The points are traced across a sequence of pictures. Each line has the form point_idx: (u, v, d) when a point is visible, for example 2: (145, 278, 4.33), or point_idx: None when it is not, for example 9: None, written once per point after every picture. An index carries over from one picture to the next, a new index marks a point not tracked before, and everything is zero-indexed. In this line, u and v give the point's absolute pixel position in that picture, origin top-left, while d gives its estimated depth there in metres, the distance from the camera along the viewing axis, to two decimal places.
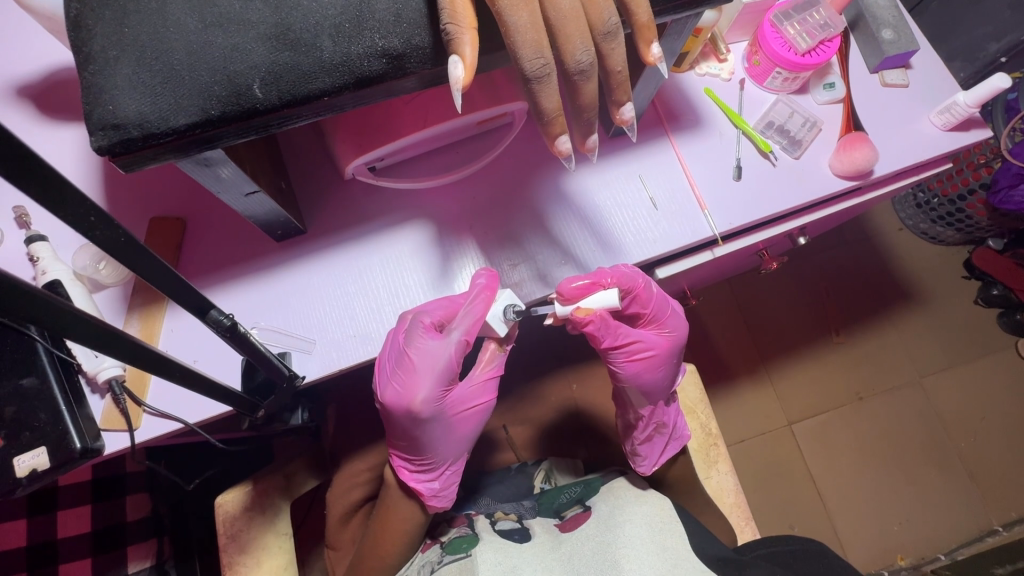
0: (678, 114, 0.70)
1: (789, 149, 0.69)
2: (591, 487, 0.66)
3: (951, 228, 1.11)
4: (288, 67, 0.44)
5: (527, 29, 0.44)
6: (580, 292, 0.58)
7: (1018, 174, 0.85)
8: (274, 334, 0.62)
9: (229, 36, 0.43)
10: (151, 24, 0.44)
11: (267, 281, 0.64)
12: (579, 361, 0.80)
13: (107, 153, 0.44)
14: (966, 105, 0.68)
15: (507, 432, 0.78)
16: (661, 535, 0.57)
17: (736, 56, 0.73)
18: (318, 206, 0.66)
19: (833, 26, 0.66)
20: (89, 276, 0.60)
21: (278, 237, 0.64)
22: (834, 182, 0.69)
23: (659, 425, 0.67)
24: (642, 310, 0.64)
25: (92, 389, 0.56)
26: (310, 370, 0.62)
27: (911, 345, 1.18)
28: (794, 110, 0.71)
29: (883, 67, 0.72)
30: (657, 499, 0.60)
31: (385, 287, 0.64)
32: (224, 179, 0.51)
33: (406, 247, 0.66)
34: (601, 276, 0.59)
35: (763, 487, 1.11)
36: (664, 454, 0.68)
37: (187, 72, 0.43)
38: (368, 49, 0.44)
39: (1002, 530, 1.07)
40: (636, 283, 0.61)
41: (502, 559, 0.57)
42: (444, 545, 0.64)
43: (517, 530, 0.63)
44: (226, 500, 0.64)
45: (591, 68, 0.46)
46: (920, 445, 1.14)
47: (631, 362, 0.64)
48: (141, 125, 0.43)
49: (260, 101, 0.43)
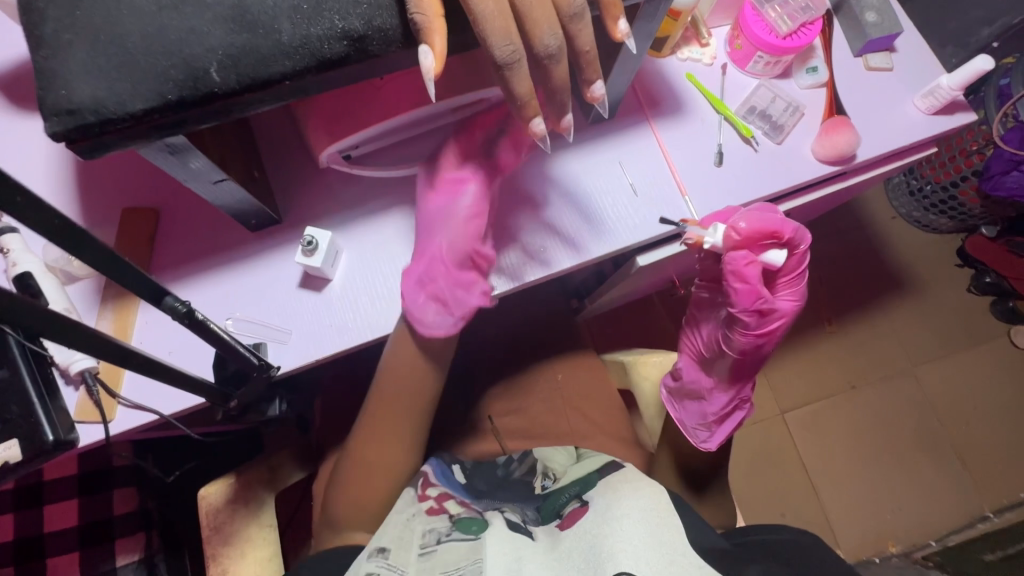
0: (658, 99, 0.57)
1: (772, 134, 0.56)
2: (586, 476, 0.54)
3: (945, 216, 1.02)
4: (249, 50, 0.34)
5: (494, 16, 0.35)
6: (749, 234, 0.50)
7: (1011, 160, 0.74)
8: (249, 325, 0.52)
9: (185, 14, 0.34)
10: (105, 5, 0.34)
11: (233, 277, 0.53)
12: (562, 349, 0.70)
13: (64, 142, 0.35)
14: (950, 87, 0.55)
15: (494, 423, 0.67)
16: (659, 524, 0.45)
17: (718, 41, 0.59)
18: (284, 187, 0.55)
19: (816, 8, 0.55)
20: (63, 268, 0.49)
21: (252, 227, 0.53)
22: (811, 168, 0.56)
23: (738, 400, 0.59)
24: (797, 271, 0.54)
25: (64, 380, 0.46)
26: (286, 360, 0.51)
27: (907, 332, 1.09)
28: (776, 95, 0.58)
29: (867, 49, 0.58)
30: (652, 487, 0.49)
31: (360, 280, 0.53)
32: (192, 168, 0.43)
33: (391, 232, 0.55)
34: (782, 225, 0.50)
35: (755, 468, 1.03)
36: (729, 433, 0.58)
37: (141, 55, 0.34)
38: (328, 31, 0.35)
39: (994, 517, 1.01)
40: (802, 242, 0.52)
41: (511, 552, 0.46)
42: (451, 517, 0.51)
43: (516, 525, 0.51)
44: (208, 492, 0.53)
45: (562, 53, 0.37)
46: (911, 434, 1.06)
47: (753, 335, 0.54)
48: (96, 110, 0.34)
49: (218, 87, 0.34)
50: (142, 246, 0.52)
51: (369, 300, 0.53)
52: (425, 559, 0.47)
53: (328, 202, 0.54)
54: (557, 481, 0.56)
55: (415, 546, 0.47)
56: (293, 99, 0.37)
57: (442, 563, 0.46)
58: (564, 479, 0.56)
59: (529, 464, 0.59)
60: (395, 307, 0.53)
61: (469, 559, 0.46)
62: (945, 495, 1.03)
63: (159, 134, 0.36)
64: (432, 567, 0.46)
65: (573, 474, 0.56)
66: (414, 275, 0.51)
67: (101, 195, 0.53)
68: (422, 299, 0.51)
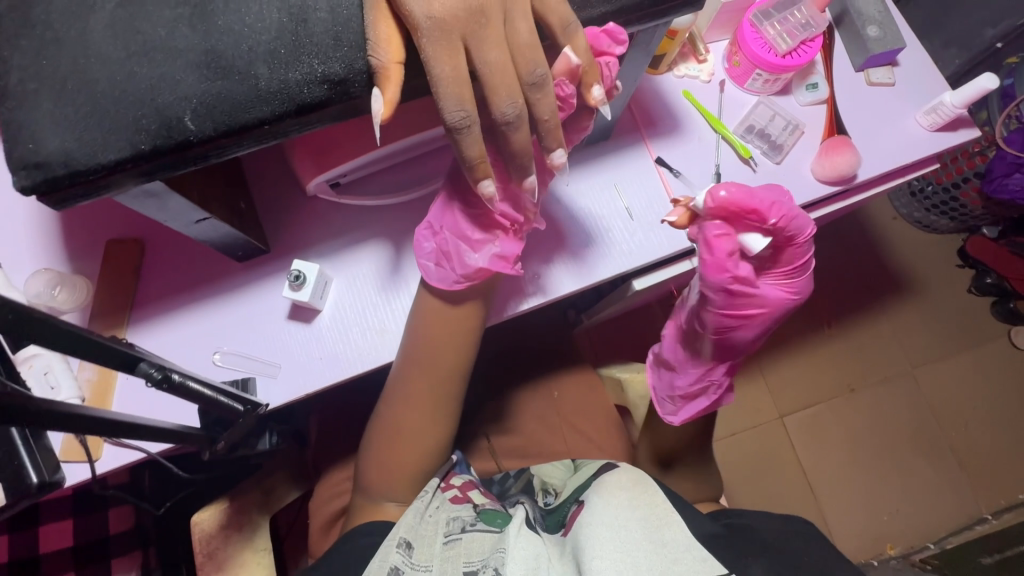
0: (654, 119, 0.54)
1: (770, 154, 0.54)
2: (584, 483, 0.50)
3: (946, 218, 0.96)
4: (223, 97, 0.34)
5: (450, 79, 0.34)
6: (727, 205, 0.42)
7: (1013, 162, 0.73)
8: (237, 358, 0.49)
9: (155, 64, 0.34)
10: (73, 58, 0.34)
11: (214, 308, 0.50)
12: (556, 358, 0.65)
13: (35, 195, 0.34)
14: (953, 105, 0.52)
15: (490, 442, 0.62)
16: (658, 526, 0.41)
17: (715, 57, 0.56)
18: (276, 218, 0.52)
19: (817, 26, 0.51)
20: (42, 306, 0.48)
21: (239, 258, 0.50)
22: (812, 189, 0.54)
23: (710, 383, 0.53)
24: (796, 262, 0.46)
25: None
26: (275, 396, 0.48)
27: (906, 340, 1.03)
28: (776, 112, 0.55)
29: (869, 63, 0.56)
30: (645, 487, 0.44)
31: (354, 311, 0.50)
32: (168, 208, 0.40)
33: (372, 265, 0.51)
34: (768, 207, 0.42)
35: (750, 478, 0.97)
36: (693, 413, 0.54)
37: (109, 105, 0.33)
38: (306, 76, 0.34)
39: (992, 518, 0.95)
40: (801, 232, 0.44)
41: (529, 547, 0.41)
42: (477, 505, 0.48)
43: (503, 514, 0.47)
44: (201, 518, 0.51)
45: (522, 121, 0.36)
46: (909, 431, 1.00)
47: (723, 317, 0.47)
48: (65, 163, 0.33)
49: (194, 133, 0.33)
50: (127, 283, 0.49)
51: (372, 325, 0.50)
52: (448, 550, 0.43)
53: (319, 223, 0.52)
54: (559, 494, 0.53)
55: (439, 538, 0.44)
56: (275, 139, 0.36)
57: (464, 554, 0.43)
58: (569, 491, 0.52)
59: (527, 479, 0.57)
60: (397, 327, 0.50)
61: (491, 548, 0.42)
62: (941, 495, 0.98)
63: (142, 180, 0.35)
64: (454, 559, 0.42)
65: (579, 481, 0.52)
66: (430, 225, 0.46)
67: (78, 229, 0.51)
68: (429, 258, 0.46)
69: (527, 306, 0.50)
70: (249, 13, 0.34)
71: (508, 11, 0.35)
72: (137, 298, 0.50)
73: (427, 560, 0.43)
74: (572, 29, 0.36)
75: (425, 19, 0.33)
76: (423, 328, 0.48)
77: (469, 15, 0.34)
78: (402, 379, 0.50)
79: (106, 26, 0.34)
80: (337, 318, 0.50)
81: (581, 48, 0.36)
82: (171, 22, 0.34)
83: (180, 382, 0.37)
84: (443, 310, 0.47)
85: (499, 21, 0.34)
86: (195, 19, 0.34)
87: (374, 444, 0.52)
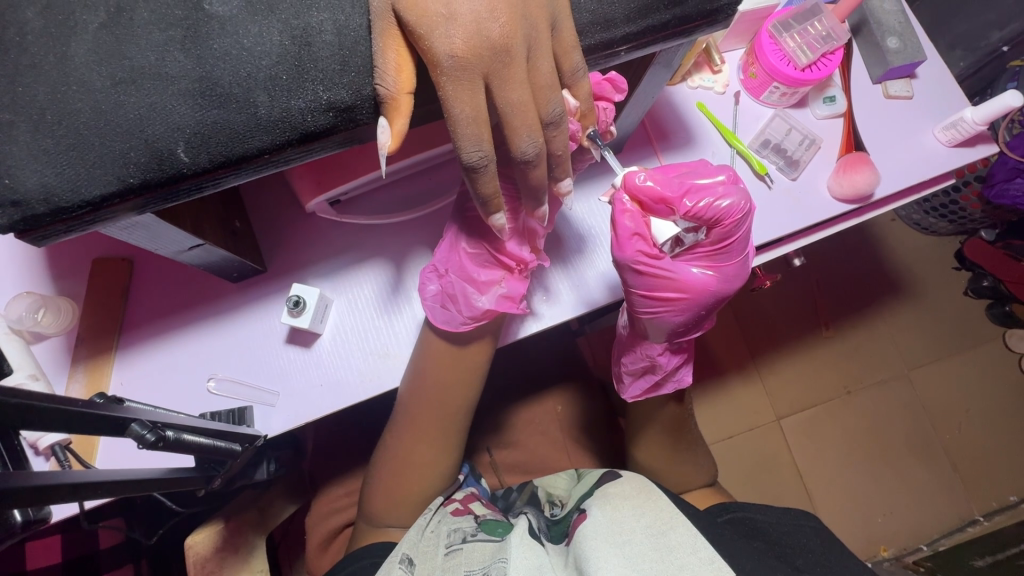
0: (668, 131, 0.67)
1: (786, 170, 0.66)
2: (585, 492, 0.61)
3: (944, 220, 1.03)
4: (218, 126, 0.36)
5: (470, 120, 0.37)
6: (643, 190, 0.52)
7: (1014, 168, 0.80)
8: (232, 386, 0.58)
9: (146, 93, 0.35)
10: (49, 80, 0.35)
11: (200, 333, 0.59)
12: (541, 380, 0.80)
13: (11, 231, 0.35)
14: (972, 121, 0.63)
15: (492, 456, 0.78)
16: (666, 532, 0.50)
17: (730, 66, 0.69)
18: (272, 239, 0.62)
19: (836, 39, 0.62)
20: (28, 329, 0.56)
21: (235, 278, 0.60)
22: (834, 205, 0.65)
23: (655, 364, 0.66)
24: (722, 243, 0.54)
25: (36, 453, 0.55)
26: (273, 426, 0.58)
27: (898, 336, 1.11)
28: (791, 126, 0.68)
29: (888, 77, 0.69)
30: (656, 501, 0.54)
31: (355, 330, 0.60)
32: (162, 237, 0.47)
33: (372, 288, 0.61)
34: (676, 197, 0.51)
35: (755, 478, 1.06)
36: (646, 391, 0.69)
37: (93, 137, 0.35)
38: (311, 104, 0.37)
39: (983, 521, 1.03)
40: (721, 217, 0.51)
41: (530, 557, 0.51)
42: (477, 520, 0.61)
43: (501, 524, 0.60)
44: (196, 541, 0.58)
45: (538, 159, 0.41)
46: (909, 436, 1.08)
47: (650, 298, 0.57)
48: (46, 200, 0.35)
49: (188, 167, 0.36)
50: (117, 302, 0.58)
51: (374, 348, 0.60)
52: (451, 558, 0.54)
53: (322, 244, 0.62)
54: (564, 505, 0.65)
55: (442, 550, 0.56)
56: (276, 167, 0.39)
57: (465, 562, 0.53)
58: (572, 504, 0.63)
59: (529, 492, 0.70)
60: (401, 351, 0.61)
61: (491, 557, 0.53)
62: (937, 499, 1.06)
63: (134, 213, 0.38)
64: (458, 563, 0.53)
65: (576, 497, 0.62)
66: (437, 268, 0.59)
67: (68, 254, 0.59)
68: (435, 300, 0.58)
69: (534, 328, 0.62)
70: (247, 36, 0.36)
71: (531, 51, 0.38)
72: (125, 324, 0.59)
73: (430, 569, 0.54)
74: (579, 75, 0.41)
75: (448, 58, 0.35)
76: (432, 368, 0.60)
77: (493, 55, 0.36)
78: (415, 394, 0.61)
79: (88, 51, 0.35)
80: (336, 344, 0.60)
81: (582, 95, 0.42)
82: (161, 46, 0.36)
83: (177, 437, 0.41)
84: (453, 350, 0.59)
85: (522, 59, 0.37)
86: (188, 41, 0.36)
87: (386, 477, 0.65)
